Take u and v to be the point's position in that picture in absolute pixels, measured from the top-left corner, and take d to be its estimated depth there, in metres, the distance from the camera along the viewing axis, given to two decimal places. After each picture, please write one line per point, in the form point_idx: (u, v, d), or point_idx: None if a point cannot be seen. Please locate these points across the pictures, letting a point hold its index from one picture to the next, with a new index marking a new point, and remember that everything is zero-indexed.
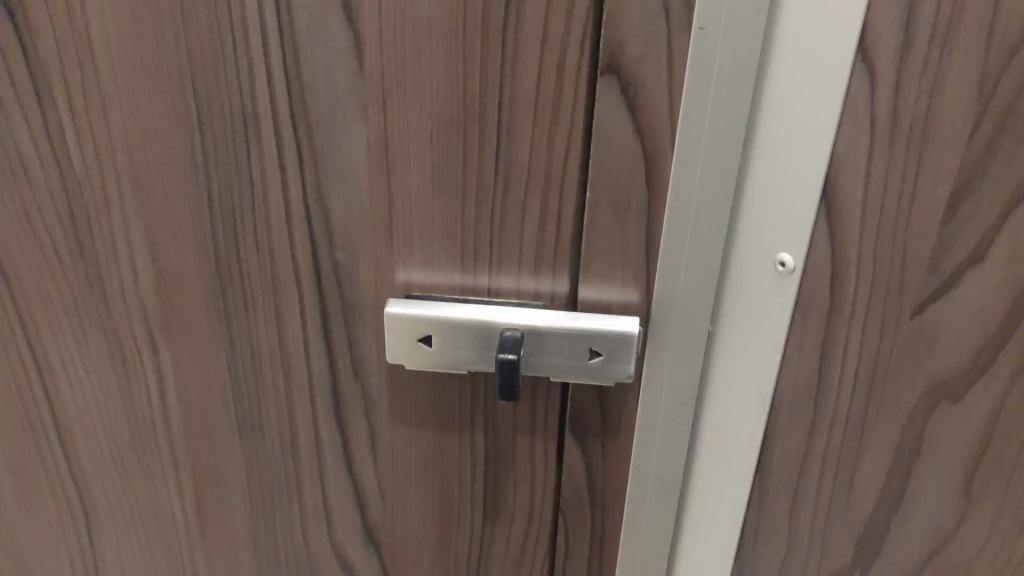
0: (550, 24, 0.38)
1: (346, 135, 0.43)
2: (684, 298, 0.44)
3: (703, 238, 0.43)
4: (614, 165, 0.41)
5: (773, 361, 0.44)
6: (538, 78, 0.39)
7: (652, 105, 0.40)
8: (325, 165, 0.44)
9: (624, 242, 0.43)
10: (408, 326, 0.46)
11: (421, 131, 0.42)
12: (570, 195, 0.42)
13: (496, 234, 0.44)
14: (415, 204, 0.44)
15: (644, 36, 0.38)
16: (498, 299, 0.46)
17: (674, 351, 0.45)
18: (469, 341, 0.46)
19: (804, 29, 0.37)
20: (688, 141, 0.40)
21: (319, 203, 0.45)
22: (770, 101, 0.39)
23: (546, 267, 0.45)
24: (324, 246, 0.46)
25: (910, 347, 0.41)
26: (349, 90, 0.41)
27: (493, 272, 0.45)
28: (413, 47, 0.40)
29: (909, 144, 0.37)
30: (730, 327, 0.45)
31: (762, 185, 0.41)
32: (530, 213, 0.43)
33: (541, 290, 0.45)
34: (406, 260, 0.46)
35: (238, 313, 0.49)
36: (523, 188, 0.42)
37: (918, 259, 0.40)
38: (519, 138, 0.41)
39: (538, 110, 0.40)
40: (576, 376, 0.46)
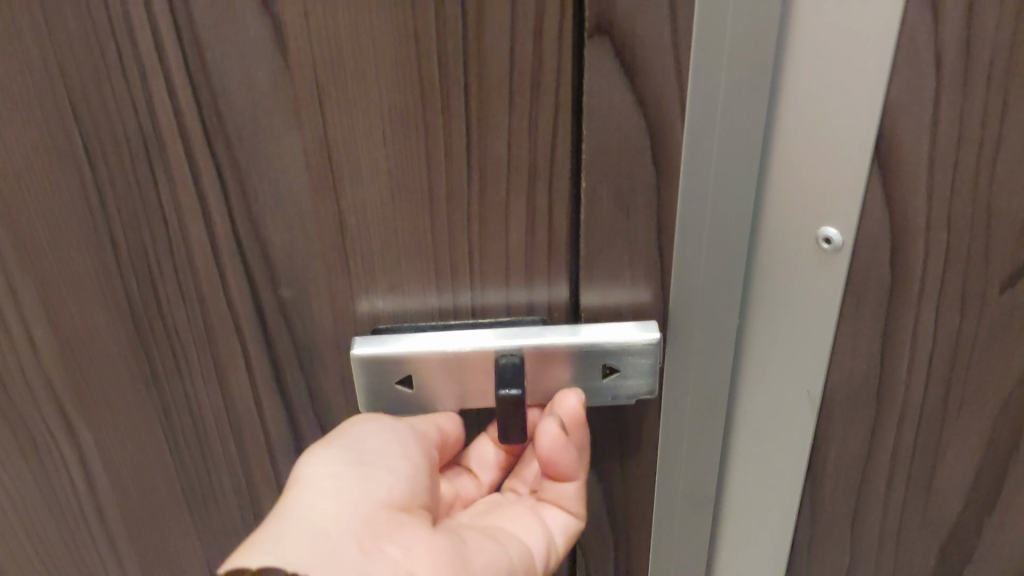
0: None
1: (277, 148, 0.34)
2: (708, 289, 0.37)
3: (726, 217, 0.35)
4: (614, 148, 0.33)
5: (820, 355, 0.37)
6: (513, 50, 0.31)
7: (655, 67, 0.32)
8: (255, 188, 0.35)
9: (631, 235, 0.35)
10: (380, 367, 0.38)
11: (370, 132, 0.33)
12: (563, 190, 0.34)
13: (475, 244, 0.36)
14: (371, 221, 0.35)
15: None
16: (484, 320, 0.38)
17: (701, 349, 0.39)
18: (459, 374, 0.38)
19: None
20: (700, 105, 0.32)
21: (253, 231, 0.36)
22: (799, 45, 0.32)
23: (540, 275, 0.37)
24: (265, 285, 0.37)
25: (1001, 326, 0.34)
26: (274, 93, 0.33)
27: (476, 289, 0.37)
28: (349, 31, 0.31)
29: (990, 83, 0.30)
30: (763, 317, 0.38)
31: (794, 149, 0.34)
32: (515, 215, 0.35)
33: (536, 303, 0.38)
34: (369, 287, 0.37)
35: (169, 377, 0.40)
36: (503, 186, 0.34)
37: (1008, 223, 0.32)
38: (495, 126, 0.33)
39: (516, 90, 0.32)
40: (589, 397, 0.39)
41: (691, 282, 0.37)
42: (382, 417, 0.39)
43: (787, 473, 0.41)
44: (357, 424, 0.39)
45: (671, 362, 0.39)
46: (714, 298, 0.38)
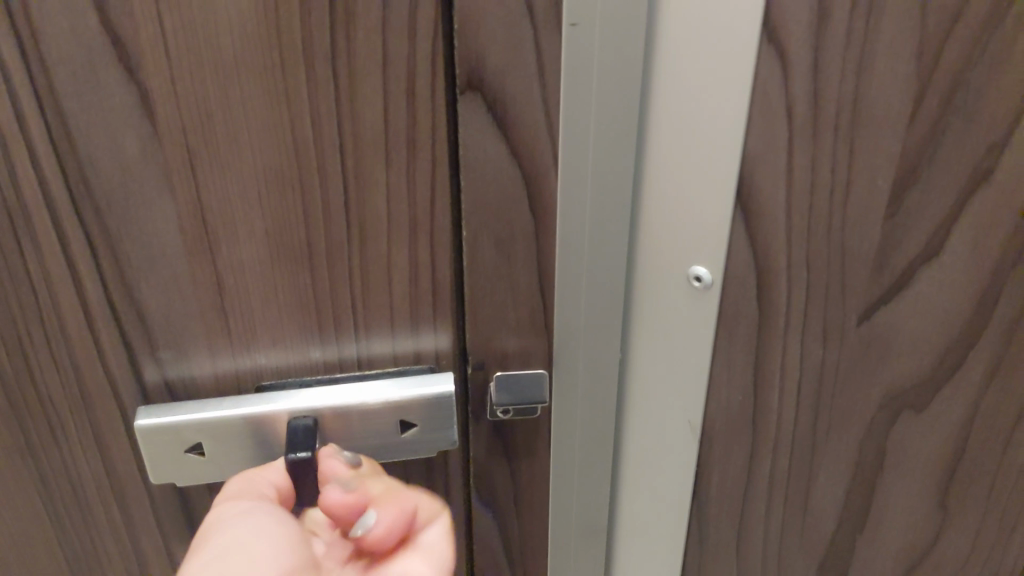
0: (390, 44, 0.30)
1: (149, 211, 0.33)
2: (587, 331, 0.38)
3: (601, 262, 0.36)
4: (491, 202, 0.34)
5: (699, 389, 0.38)
6: (385, 111, 0.32)
7: (526, 123, 0.32)
8: (128, 252, 0.34)
9: (514, 283, 0.36)
10: (214, 432, 0.38)
11: (246, 193, 0.33)
12: (443, 241, 0.35)
13: (357, 297, 0.36)
14: (250, 278, 0.35)
15: (508, 43, 0.31)
16: (371, 371, 0.38)
17: (585, 387, 0.40)
18: (345, 430, 0.38)
19: (689, 10, 0.31)
20: (571, 157, 0.34)
21: (128, 297, 0.35)
22: (659, 96, 0.33)
23: (425, 322, 0.37)
24: (143, 347, 0.37)
25: (861, 356, 0.36)
26: (142, 158, 0.32)
27: (360, 339, 0.37)
28: (218, 95, 0.31)
29: (837, 133, 0.31)
30: (642, 351, 0.39)
31: (664, 194, 0.35)
32: (398, 267, 0.35)
33: (422, 350, 0.38)
34: (252, 342, 0.37)
35: (46, 449, 0.39)
36: (382, 240, 0.34)
37: (861, 257, 0.34)
38: (371, 184, 0.33)
39: (390, 147, 0.32)
40: (396, 453, 0.39)
41: (571, 323, 0.38)
42: (246, 499, 0.35)
43: (674, 498, 0.42)
44: (221, 514, 0.35)
45: (558, 402, 0.40)
46: (595, 336, 0.38)
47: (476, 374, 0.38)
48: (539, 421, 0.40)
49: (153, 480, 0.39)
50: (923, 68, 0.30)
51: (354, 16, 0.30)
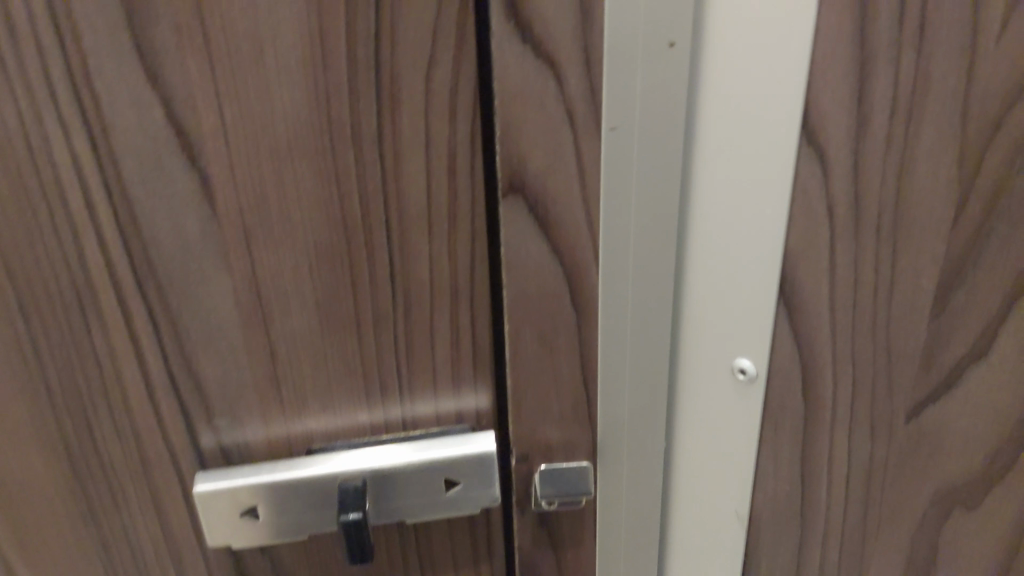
0: (433, 130, 0.33)
1: (208, 287, 0.35)
2: (632, 421, 0.38)
3: (643, 357, 0.36)
4: (535, 301, 0.33)
5: (745, 474, 0.38)
6: (428, 190, 0.34)
7: (568, 221, 0.32)
8: (188, 326, 0.36)
9: (558, 376, 0.35)
10: (272, 494, 0.39)
11: (297, 266, 0.35)
12: (481, 305, 0.37)
13: (403, 361, 0.38)
14: (301, 349, 0.37)
15: (550, 146, 0.30)
16: (415, 432, 0.40)
17: (630, 476, 0.39)
18: (393, 488, 0.40)
19: (731, 104, 0.31)
20: (612, 256, 0.33)
21: (187, 370, 0.37)
22: (699, 196, 0.33)
23: (466, 383, 0.39)
24: (200, 416, 0.38)
25: (909, 452, 0.35)
26: (202, 239, 0.34)
27: (405, 401, 0.39)
28: (274, 179, 0.33)
29: (880, 233, 0.31)
30: (685, 442, 0.39)
31: (705, 290, 0.35)
32: (439, 330, 0.38)
33: (463, 411, 0.40)
34: (301, 410, 0.39)
35: (108, 513, 0.40)
36: (427, 307, 0.37)
37: (908, 356, 0.33)
38: (416, 255, 0.36)
39: (433, 222, 0.35)
40: (441, 509, 0.41)
41: (615, 414, 0.37)
42: None
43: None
44: None
45: (602, 494, 0.39)
46: (639, 426, 0.38)
47: (520, 466, 0.38)
48: (584, 512, 0.39)
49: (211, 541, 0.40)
50: (965, 173, 0.29)
51: (401, 104, 0.32)
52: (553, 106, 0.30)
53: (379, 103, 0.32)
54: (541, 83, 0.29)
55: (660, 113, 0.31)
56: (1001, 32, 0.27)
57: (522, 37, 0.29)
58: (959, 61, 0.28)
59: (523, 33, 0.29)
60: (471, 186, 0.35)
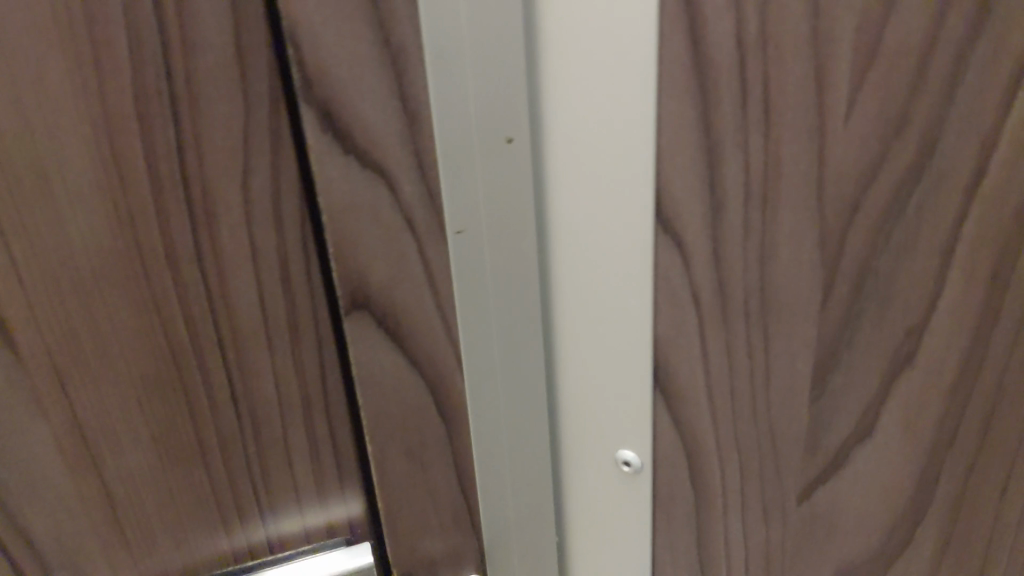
0: (258, 240, 0.29)
1: (24, 438, 0.31)
2: (520, 517, 0.36)
3: (524, 453, 0.35)
4: (395, 417, 0.32)
5: (643, 561, 0.36)
6: (261, 301, 0.30)
7: (421, 329, 0.31)
8: (6, 481, 0.32)
9: (432, 487, 0.34)
10: None
11: (122, 403, 0.31)
12: (340, 413, 0.34)
13: (259, 482, 0.34)
14: (142, 489, 0.33)
15: (391, 258, 0.30)
16: (284, 553, 0.37)
17: (524, 569, 0.38)
18: None
19: (580, 196, 0.31)
20: (477, 354, 0.32)
21: (13, 529, 0.33)
22: (560, 284, 0.33)
23: (333, 492, 0.36)
24: (36, 573, 0.34)
25: (805, 539, 0.32)
26: (8, 387, 0.30)
27: (267, 521, 0.36)
28: (83, 313, 0.29)
29: (749, 319, 0.29)
30: (581, 532, 0.38)
31: (578, 377, 0.34)
32: (297, 449, 0.34)
33: (335, 524, 0.36)
34: (150, 550, 0.35)
35: None
36: (279, 424, 0.33)
37: (791, 440, 0.30)
38: (259, 374, 0.32)
39: (272, 337, 0.31)
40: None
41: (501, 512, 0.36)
42: None
43: None
44: None
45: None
46: (528, 519, 0.37)
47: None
48: None
49: None
50: (829, 253, 0.27)
51: (217, 220, 0.29)
52: (388, 214, 0.29)
53: (193, 221, 0.29)
54: (371, 194, 0.29)
55: (506, 207, 0.31)
56: (846, 112, 0.25)
57: (345, 149, 0.28)
58: (806, 144, 0.26)
59: (344, 144, 0.28)
60: (311, 295, 0.31)
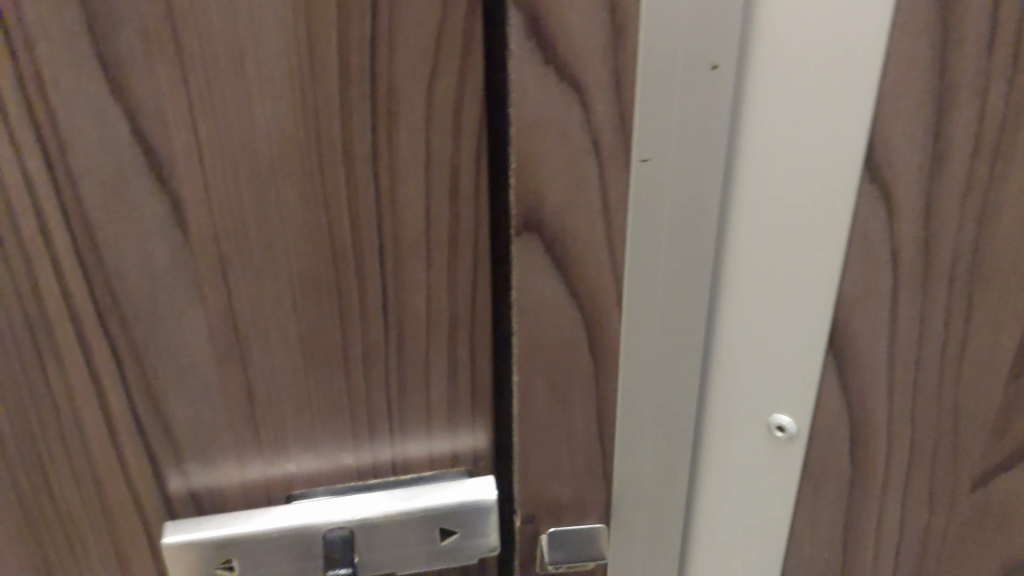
0: (433, 145, 0.29)
1: (179, 321, 0.31)
2: (653, 471, 0.35)
3: (670, 405, 0.34)
4: (546, 352, 0.31)
5: (778, 530, 0.35)
6: (427, 210, 0.30)
7: (586, 260, 0.30)
8: (156, 364, 0.32)
9: (572, 429, 0.33)
10: (250, 545, 0.35)
11: (277, 298, 0.31)
12: (483, 336, 0.33)
13: (395, 398, 0.34)
14: (283, 389, 0.33)
15: (569, 176, 0.28)
16: (406, 477, 0.36)
17: (649, 531, 0.36)
18: (384, 540, 0.36)
19: (769, 141, 0.29)
20: (637, 296, 0.31)
21: (156, 414, 0.33)
22: (736, 233, 0.31)
23: (463, 419, 0.35)
24: (169, 461, 0.34)
25: (976, 523, 0.32)
26: (172, 268, 0.30)
27: (396, 442, 0.35)
28: (253, 201, 0.29)
29: (953, 285, 0.28)
30: (709, 495, 0.37)
31: (740, 332, 0.33)
32: (436, 370, 0.33)
33: (460, 452, 0.36)
34: (279, 454, 0.34)
35: (64, 566, 0.36)
36: (424, 340, 0.33)
37: (980, 420, 0.30)
38: (413, 286, 0.31)
39: (432, 249, 0.31)
40: (437, 560, 0.37)
41: (635, 466, 0.34)
42: None
43: None
44: None
45: (616, 551, 0.36)
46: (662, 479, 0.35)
47: (526, 527, 0.35)
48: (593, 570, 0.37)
49: None
50: None
51: (398, 120, 0.28)
52: (577, 134, 0.27)
53: (375, 118, 0.28)
54: (563, 108, 0.27)
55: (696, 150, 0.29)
56: None
57: (546, 60, 0.26)
58: None
59: (544, 49, 0.26)
60: (475, 208, 0.30)
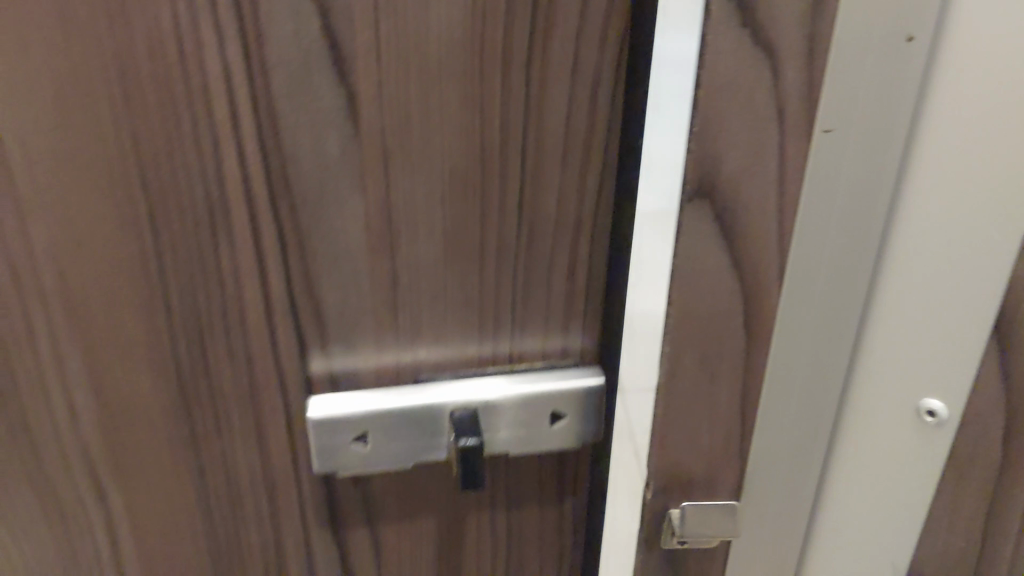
0: (580, 52, 0.33)
1: (341, 209, 0.35)
2: (784, 472, 0.34)
3: (808, 407, 0.32)
4: (699, 333, 0.30)
5: (912, 529, 0.34)
6: (567, 114, 0.34)
7: (761, 229, 0.29)
8: (315, 248, 0.35)
9: (715, 404, 0.32)
10: (386, 421, 0.39)
11: (429, 191, 0.35)
12: (601, 236, 0.38)
13: (519, 290, 0.38)
14: (423, 276, 0.37)
15: (748, 146, 0.27)
16: (520, 367, 0.40)
17: (763, 525, 0.35)
18: (502, 420, 0.40)
19: (956, 133, 0.27)
20: (796, 283, 0.30)
21: (309, 296, 0.37)
22: (901, 228, 0.29)
23: (574, 313, 0.40)
24: (315, 342, 0.38)
25: None
26: (340, 159, 0.34)
27: (515, 334, 0.40)
28: (419, 99, 0.33)
29: None
30: (832, 513, 0.35)
31: (902, 323, 0.31)
32: (557, 263, 0.38)
33: (569, 344, 0.41)
34: (413, 340, 0.39)
35: (209, 437, 0.39)
36: (548, 237, 0.37)
37: None
38: (546, 184, 0.36)
39: (567, 150, 0.35)
40: (544, 444, 0.41)
41: (769, 460, 0.34)
42: None
43: None
44: None
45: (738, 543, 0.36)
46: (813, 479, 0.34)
47: (656, 498, 0.34)
48: None
49: (316, 468, 0.40)
50: None
51: (553, 30, 0.32)
52: None
53: (533, 24, 0.32)
54: (749, 72, 0.26)
55: (875, 145, 0.27)
56: None
57: (742, 19, 0.25)
58: None
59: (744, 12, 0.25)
60: (607, 114, 0.35)
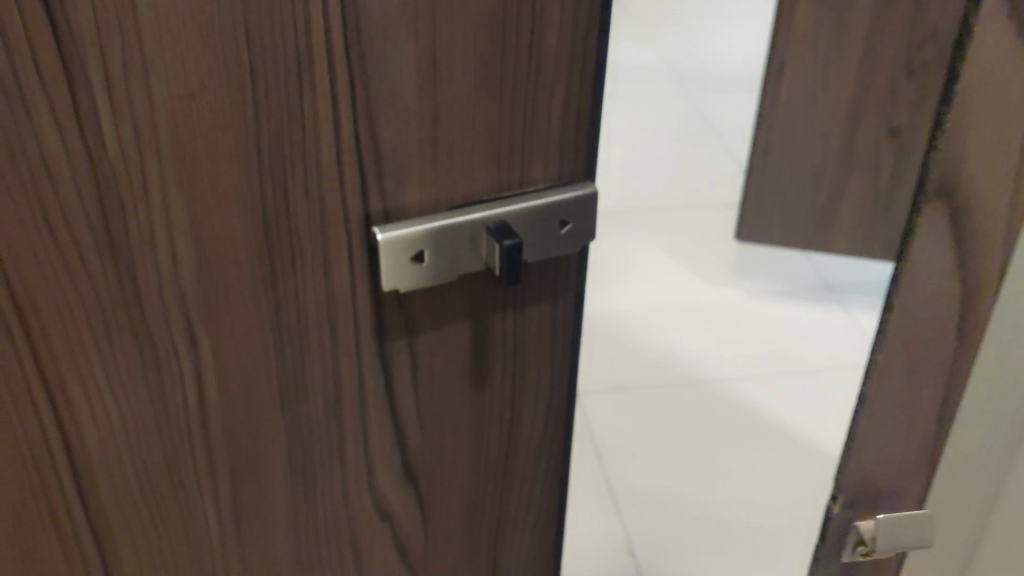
0: None
1: (397, 55, 0.42)
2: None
3: None
4: (925, 262, 0.53)
5: None
6: None
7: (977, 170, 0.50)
8: (377, 92, 0.43)
9: (944, 317, 0.55)
10: (436, 237, 0.47)
11: (464, 35, 0.43)
12: (588, 67, 0.47)
13: (528, 119, 0.47)
14: (457, 113, 0.45)
15: (983, 110, 0.47)
16: (530, 187, 0.50)
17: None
18: (523, 229, 0.50)
19: None
20: None
21: (369, 135, 0.44)
22: None
23: (568, 138, 0.49)
24: (373, 178, 0.45)
25: None
26: (399, 10, 0.41)
27: (525, 159, 0.49)
28: None
29: None
30: None
31: None
32: (557, 94, 0.47)
33: (564, 166, 0.50)
34: (448, 170, 0.47)
35: (285, 275, 0.46)
36: (551, 72, 0.46)
37: None
38: (549, 24, 0.45)
39: None
40: (551, 246, 0.52)
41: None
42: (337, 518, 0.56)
43: None
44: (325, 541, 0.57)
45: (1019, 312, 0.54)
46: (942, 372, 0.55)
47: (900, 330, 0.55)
48: None
49: (384, 285, 0.48)
50: None
51: None
52: None
53: None
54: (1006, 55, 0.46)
55: None
56: None
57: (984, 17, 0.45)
58: None
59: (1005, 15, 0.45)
60: None
